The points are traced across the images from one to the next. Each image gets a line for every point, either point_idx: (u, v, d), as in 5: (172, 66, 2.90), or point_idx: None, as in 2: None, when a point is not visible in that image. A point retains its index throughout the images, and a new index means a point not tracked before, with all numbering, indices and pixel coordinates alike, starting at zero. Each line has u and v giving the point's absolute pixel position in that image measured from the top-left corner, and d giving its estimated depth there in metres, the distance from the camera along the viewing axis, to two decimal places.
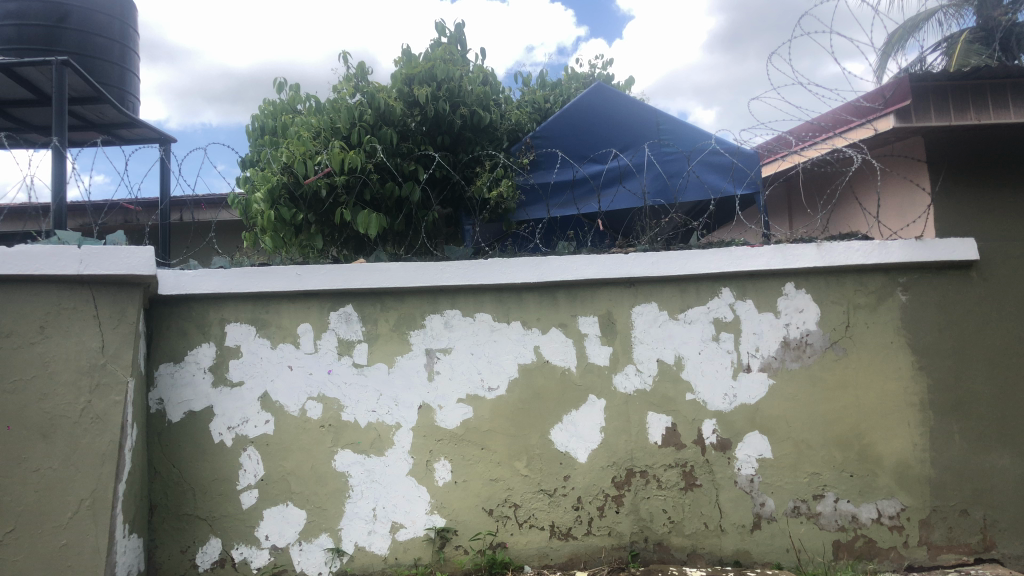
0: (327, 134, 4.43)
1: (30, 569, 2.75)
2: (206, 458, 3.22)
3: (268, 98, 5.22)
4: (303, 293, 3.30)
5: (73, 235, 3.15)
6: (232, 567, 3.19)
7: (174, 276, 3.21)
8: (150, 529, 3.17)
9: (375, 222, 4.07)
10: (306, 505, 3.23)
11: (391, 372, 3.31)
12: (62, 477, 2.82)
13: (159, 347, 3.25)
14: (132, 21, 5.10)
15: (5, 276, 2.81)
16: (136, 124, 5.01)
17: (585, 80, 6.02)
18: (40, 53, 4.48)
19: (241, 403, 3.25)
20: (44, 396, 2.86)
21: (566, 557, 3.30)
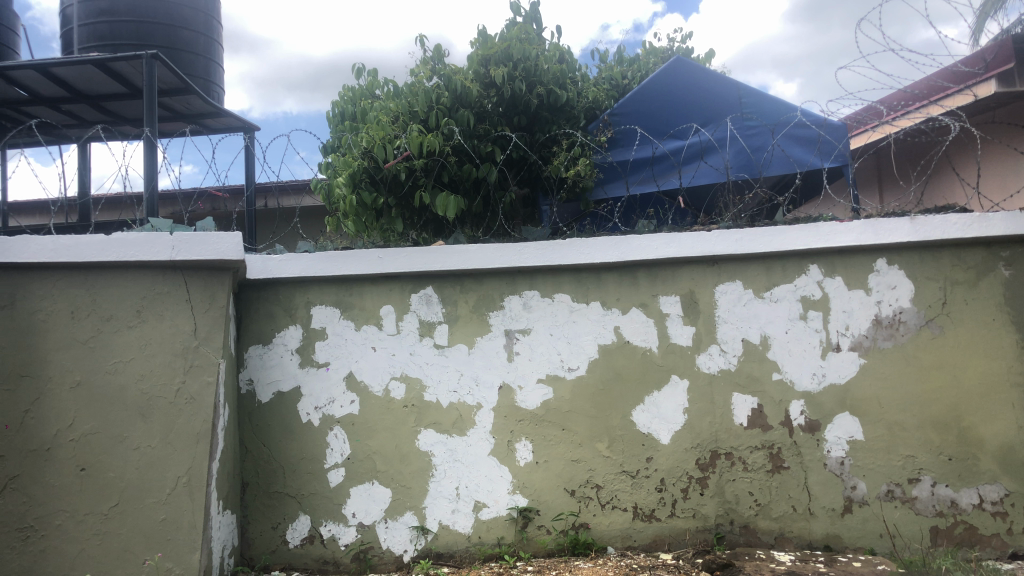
0: (406, 117, 4.46)
1: (134, 542, 2.90)
2: (295, 437, 3.31)
3: (348, 84, 5.32)
4: (385, 276, 3.35)
5: (165, 222, 3.28)
6: (321, 544, 3.27)
7: (262, 261, 3.32)
8: (243, 506, 3.29)
9: (453, 204, 4.08)
10: (392, 483, 3.29)
11: (472, 353, 3.34)
12: (161, 455, 2.96)
13: (248, 330, 3.35)
14: (215, 14, 5.22)
15: (105, 261, 2.99)
16: (221, 113, 5.17)
17: (664, 55, 5.90)
18: (130, 48, 4.68)
19: (327, 384, 3.33)
20: (142, 378, 3.00)
21: (650, 539, 3.27)
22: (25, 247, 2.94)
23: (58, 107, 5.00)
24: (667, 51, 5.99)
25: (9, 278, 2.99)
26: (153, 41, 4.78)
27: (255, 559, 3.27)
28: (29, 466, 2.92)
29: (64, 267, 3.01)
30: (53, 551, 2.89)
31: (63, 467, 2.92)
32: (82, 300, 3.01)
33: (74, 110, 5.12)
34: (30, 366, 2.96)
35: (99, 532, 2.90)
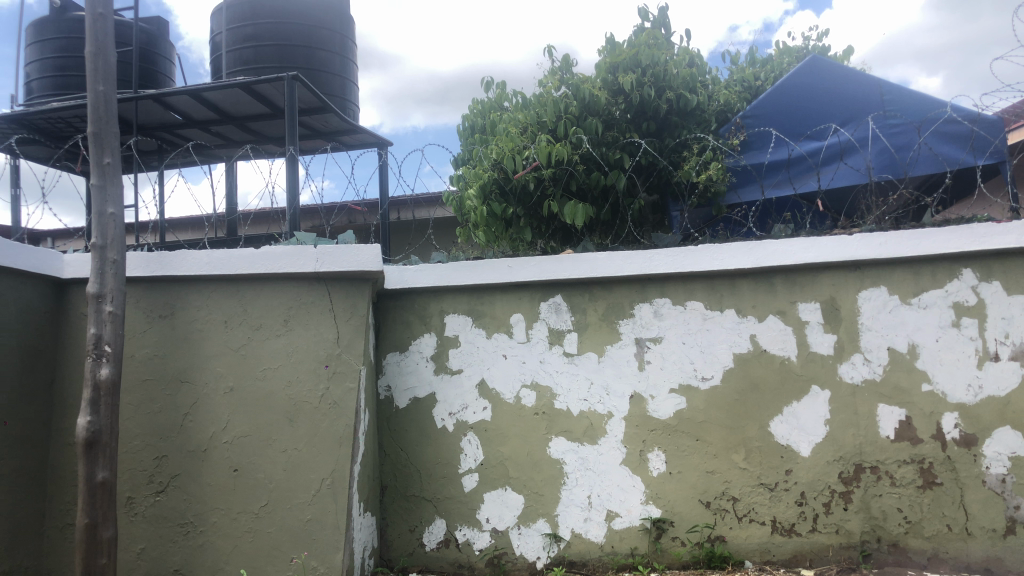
0: (535, 128, 4.59)
1: (282, 540, 3.05)
2: (431, 442, 3.41)
3: (477, 98, 5.44)
4: (516, 284, 3.41)
5: (309, 236, 3.47)
6: (456, 547, 3.33)
7: (399, 271, 3.50)
8: (382, 508, 3.43)
9: (582, 212, 4.04)
10: (524, 490, 3.32)
11: (602, 362, 3.33)
12: (306, 458, 3.10)
13: (385, 337, 3.52)
14: (351, 35, 5.44)
15: (256, 274, 3.19)
16: (357, 130, 5.38)
17: (799, 53, 5.71)
18: (273, 71, 4.97)
19: (460, 390, 3.42)
20: (289, 384, 3.16)
21: (790, 554, 3.16)
22: (182, 262, 3.20)
23: (209, 129, 5.35)
24: (801, 50, 5.79)
25: (171, 291, 3.25)
26: (294, 63, 5.05)
27: (394, 560, 3.38)
28: (188, 466, 3.15)
29: (219, 280, 3.22)
30: (209, 546, 3.08)
31: (218, 467, 3.12)
32: (234, 310, 3.21)
33: (222, 131, 5.47)
34: (189, 372, 3.19)
35: (250, 530, 3.07)
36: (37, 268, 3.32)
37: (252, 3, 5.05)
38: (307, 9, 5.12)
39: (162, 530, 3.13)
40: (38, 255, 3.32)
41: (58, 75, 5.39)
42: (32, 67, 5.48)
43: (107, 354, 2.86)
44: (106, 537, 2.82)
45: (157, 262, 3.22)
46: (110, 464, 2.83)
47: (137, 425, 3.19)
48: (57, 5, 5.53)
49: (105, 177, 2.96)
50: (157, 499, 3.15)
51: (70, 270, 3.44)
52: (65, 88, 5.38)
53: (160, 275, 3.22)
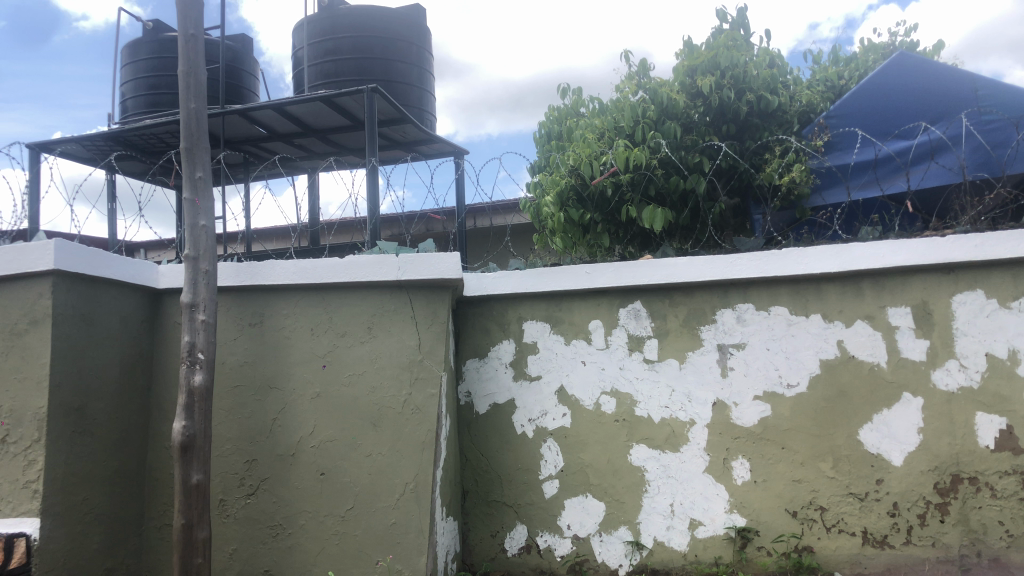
0: (612, 133, 4.57)
1: (368, 543, 3.10)
2: (512, 448, 3.45)
3: (554, 105, 5.46)
4: (595, 290, 3.41)
5: (391, 245, 3.55)
6: (538, 553, 3.34)
7: (477, 278, 3.55)
8: (464, 513, 3.47)
9: (661, 216, 4.00)
10: (605, 497, 3.30)
11: (683, 368, 3.30)
12: (390, 462, 3.15)
13: (465, 344, 3.58)
14: (428, 46, 5.53)
15: (340, 282, 3.27)
16: (434, 139, 5.46)
17: (885, 50, 5.54)
18: (353, 84, 5.09)
19: (539, 397, 3.44)
20: (373, 389, 3.22)
21: (883, 566, 3.04)
22: (270, 272, 3.31)
23: (293, 142, 5.52)
24: (887, 47, 5.62)
25: (260, 300, 3.37)
26: (373, 75, 5.16)
27: (476, 564, 3.41)
28: (277, 469, 3.24)
29: (305, 288, 3.32)
30: (298, 548, 3.17)
31: (306, 471, 3.21)
32: (320, 318, 3.30)
33: (305, 144, 5.62)
34: (277, 378, 3.30)
35: (337, 533, 3.14)
36: (135, 279, 3.47)
37: (334, 17, 5.19)
38: (385, 21, 5.23)
39: (253, 531, 3.23)
40: (135, 266, 3.48)
41: (151, 93, 5.63)
42: (127, 86, 5.75)
43: (201, 361, 2.97)
44: (201, 537, 2.93)
45: (246, 271, 3.34)
46: (204, 467, 2.94)
47: (229, 429, 3.31)
48: (150, 26, 5.79)
49: (197, 191, 3.06)
50: (247, 501, 3.26)
51: (164, 280, 3.60)
52: (157, 106, 5.62)
53: (249, 285, 3.34)
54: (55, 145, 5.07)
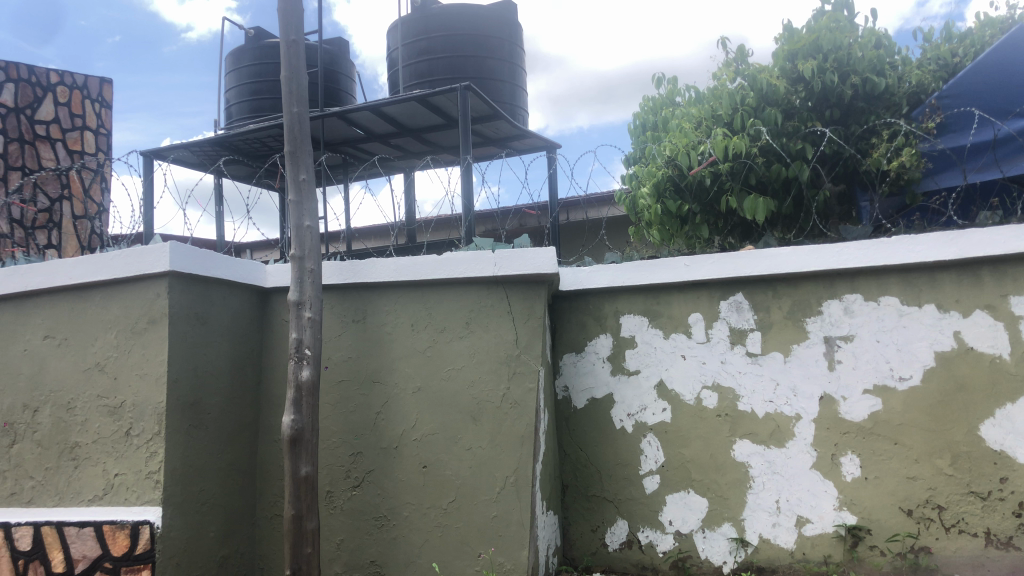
0: (710, 122, 4.49)
1: (470, 535, 3.14)
2: (611, 443, 3.45)
3: (648, 95, 5.42)
4: (694, 283, 3.36)
5: (487, 241, 3.58)
6: (640, 549, 3.32)
7: (573, 272, 3.59)
8: (564, 507, 3.51)
9: (762, 206, 3.89)
10: (708, 493, 3.25)
11: (788, 362, 3.21)
12: (491, 456, 3.18)
13: (563, 339, 3.61)
14: (520, 42, 5.53)
15: (438, 279, 3.33)
16: (527, 134, 5.47)
17: (1004, 23, 5.21)
18: (446, 82, 5.16)
19: (638, 391, 3.43)
20: (472, 384, 3.26)
21: (1009, 570, 2.86)
22: (373, 269, 3.41)
23: (389, 142, 5.63)
24: (1006, 20, 5.28)
25: (362, 297, 3.47)
26: (466, 73, 5.20)
27: (577, 559, 3.43)
28: (381, 462, 3.33)
29: (405, 285, 3.40)
30: (402, 540, 3.24)
31: (408, 464, 3.28)
32: (420, 314, 3.37)
33: (401, 143, 5.73)
34: (380, 374, 3.38)
35: (440, 525, 3.19)
36: (245, 279, 3.62)
37: (426, 17, 5.28)
38: (476, 20, 5.27)
39: (359, 523, 3.33)
40: (245, 266, 3.63)
41: (253, 99, 5.84)
42: (231, 93, 5.99)
43: (308, 356, 3.07)
44: (310, 528, 3.02)
45: (349, 270, 3.45)
46: (312, 460, 3.04)
47: (335, 423, 3.42)
48: (252, 34, 6.03)
49: (301, 193, 3.15)
50: (353, 493, 3.35)
51: (271, 280, 3.74)
52: (260, 111, 5.82)
53: (352, 282, 3.45)
54: (168, 152, 5.34)
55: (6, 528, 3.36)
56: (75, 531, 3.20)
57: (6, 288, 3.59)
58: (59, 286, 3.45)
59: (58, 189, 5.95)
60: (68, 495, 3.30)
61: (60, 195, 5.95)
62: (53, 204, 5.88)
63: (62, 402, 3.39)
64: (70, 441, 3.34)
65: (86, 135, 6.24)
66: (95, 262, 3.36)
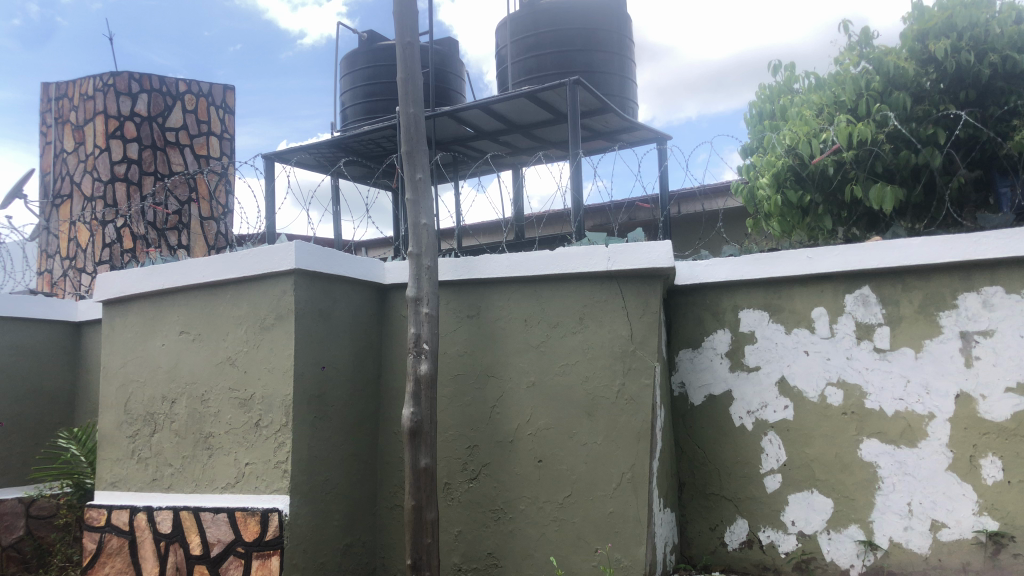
0: (833, 108, 4.35)
1: (586, 531, 3.15)
2: (730, 440, 3.39)
3: (765, 83, 5.27)
4: (817, 276, 3.25)
5: (600, 235, 3.49)
6: (761, 549, 3.26)
7: (689, 266, 3.53)
8: (681, 505, 3.47)
9: (890, 195, 3.71)
10: (833, 493, 3.14)
11: (920, 358, 3.05)
12: (607, 451, 3.16)
13: (678, 334, 3.56)
14: (630, 34, 5.46)
15: (551, 274, 3.34)
16: (637, 127, 5.40)
17: None
18: (555, 77, 5.17)
19: (758, 388, 3.35)
20: (587, 378, 3.25)
21: None
22: (487, 266, 3.45)
23: (499, 140, 5.69)
24: None
25: (477, 293, 3.51)
26: (575, 68, 5.19)
27: (696, 557, 3.39)
28: (497, 455, 3.37)
29: (519, 281, 3.42)
30: (519, 533, 3.28)
31: (524, 458, 3.31)
32: (533, 309, 3.38)
33: (511, 140, 5.77)
34: (495, 368, 3.42)
35: (556, 519, 3.21)
36: (365, 276, 3.73)
37: (535, 13, 5.31)
38: (586, 14, 5.25)
39: (476, 515, 3.38)
40: (365, 264, 3.74)
41: (368, 101, 6.00)
42: (347, 96, 6.17)
43: (426, 351, 3.13)
44: (430, 519, 3.09)
45: (463, 266, 3.51)
46: (431, 451, 3.10)
47: (452, 416, 3.48)
48: (365, 38, 6.20)
49: (418, 192, 3.22)
50: (470, 485, 3.41)
51: (389, 277, 3.84)
52: (374, 113, 5.98)
53: (467, 279, 3.50)
54: (289, 155, 5.56)
55: (149, 512, 3.60)
56: (210, 516, 3.39)
57: (147, 286, 3.83)
58: (193, 284, 3.65)
59: (187, 192, 6.28)
60: (204, 482, 3.48)
61: (188, 198, 6.29)
62: (182, 206, 6.23)
63: (197, 394, 3.59)
64: (205, 431, 3.53)
65: (211, 141, 6.50)
66: (226, 261, 3.54)
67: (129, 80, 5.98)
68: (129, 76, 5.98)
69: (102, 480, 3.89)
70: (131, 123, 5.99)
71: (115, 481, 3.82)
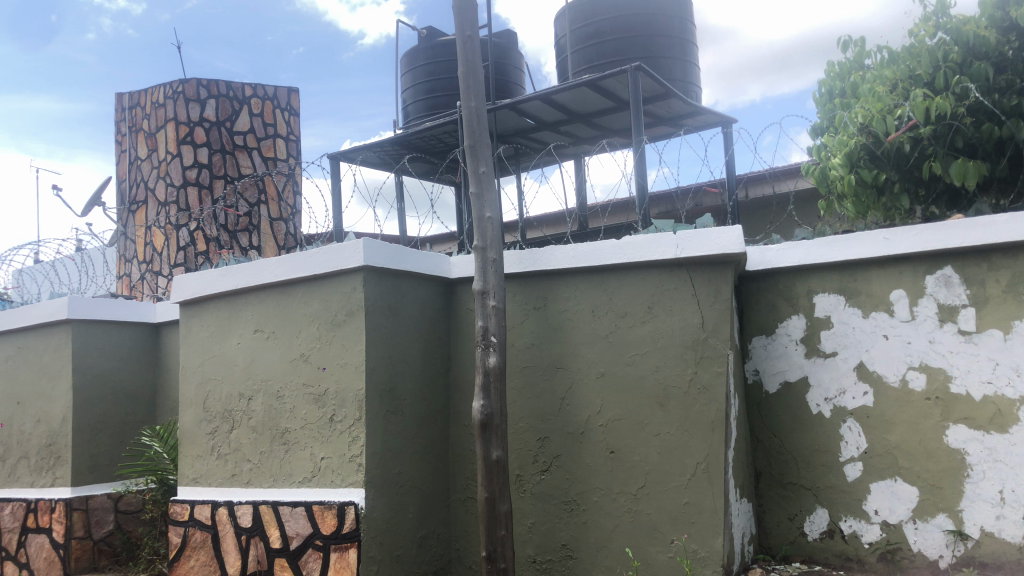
0: (908, 83, 4.20)
1: (662, 522, 3.11)
2: (808, 428, 3.30)
3: (833, 60, 5.11)
4: (895, 257, 3.14)
5: (667, 222, 3.43)
6: (843, 539, 3.17)
7: (761, 251, 3.45)
8: (758, 495, 3.41)
9: (973, 170, 3.59)
10: (919, 481, 3.04)
11: (1009, 340, 2.93)
12: (680, 441, 3.12)
13: (751, 321, 3.49)
14: (691, 16, 5.36)
15: (618, 264, 3.30)
16: (702, 111, 5.31)
17: None
18: (616, 65, 5.12)
19: (836, 374, 3.26)
20: (658, 368, 3.20)
21: None
22: (554, 257, 3.43)
23: (561, 130, 5.66)
24: None
25: (544, 284, 3.50)
26: (636, 54, 5.13)
27: (775, 548, 3.33)
28: (569, 447, 3.35)
29: (586, 272, 3.39)
30: (593, 524, 3.26)
31: (596, 449, 3.29)
32: (601, 300, 3.35)
33: (573, 130, 5.73)
34: (564, 359, 3.41)
35: (630, 510, 3.18)
36: (432, 270, 3.75)
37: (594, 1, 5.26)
38: None
39: (549, 506, 3.38)
40: (431, 258, 3.76)
41: (429, 97, 6.04)
42: (408, 92, 6.21)
43: (494, 343, 3.14)
44: (503, 511, 3.09)
45: (529, 258, 3.50)
46: (502, 444, 3.10)
47: (522, 409, 3.48)
48: (424, 34, 6.22)
49: (482, 185, 3.23)
50: (542, 477, 3.40)
51: (456, 271, 3.84)
52: (436, 108, 6.01)
53: (533, 271, 3.49)
54: (354, 154, 5.63)
55: (229, 507, 3.69)
56: (289, 510, 3.47)
57: (222, 287, 3.92)
58: (266, 283, 3.73)
59: (256, 194, 6.41)
60: (281, 477, 3.56)
61: (258, 200, 6.41)
62: (252, 208, 6.36)
63: (273, 391, 3.66)
64: (281, 427, 3.60)
65: (278, 143, 6.60)
66: (297, 260, 3.60)
67: (197, 87, 6.14)
68: (197, 83, 6.15)
69: (184, 476, 4.00)
70: (200, 129, 6.14)
71: (197, 476, 3.93)
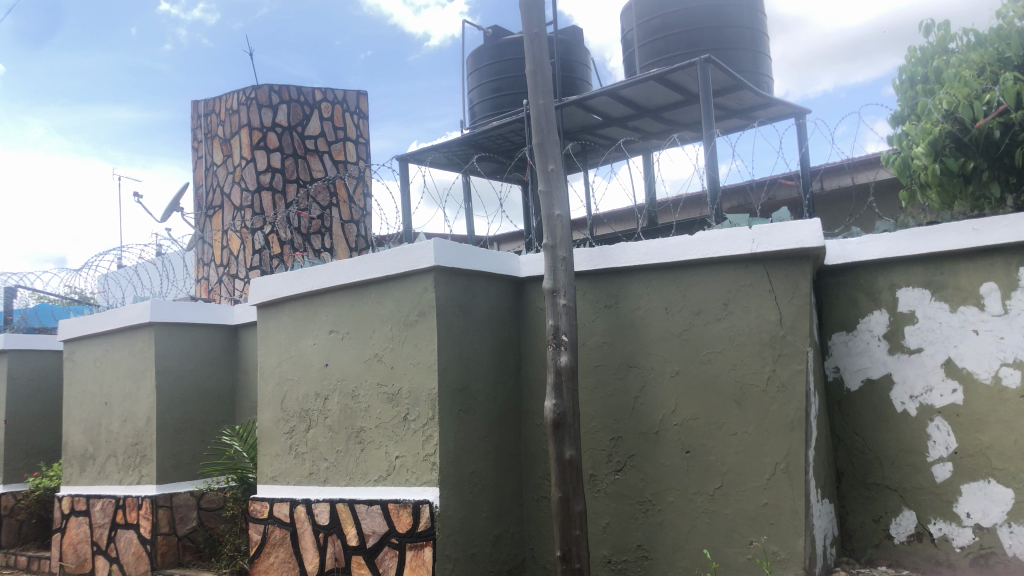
0: (996, 66, 4.02)
1: (740, 523, 3.05)
2: (893, 427, 3.19)
3: (916, 45, 4.90)
4: (985, 249, 3.00)
5: (742, 217, 3.35)
6: (932, 543, 3.05)
7: (840, 245, 3.34)
8: (841, 496, 3.31)
9: None
10: (1014, 483, 2.91)
11: None
12: (758, 441, 3.05)
13: (830, 317, 3.38)
14: (762, 6, 5.24)
15: (691, 260, 3.24)
16: (774, 101, 5.18)
17: None
18: (684, 57, 5.03)
19: (922, 371, 3.13)
20: (734, 366, 3.14)
21: None
22: (625, 254, 3.39)
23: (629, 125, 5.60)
24: None
25: (615, 282, 3.46)
26: (705, 46, 5.05)
27: (859, 550, 3.23)
28: (643, 447, 3.31)
29: (658, 268, 3.34)
30: (669, 524, 3.21)
31: (671, 449, 3.24)
32: (674, 297, 3.30)
33: (641, 124, 5.66)
34: (637, 358, 3.36)
35: (708, 511, 3.13)
36: (502, 270, 3.75)
37: None
38: None
39: (624, 506, 3.34)
40: (501, 258, 3.75)
41: (496, 96, 6.04)
42: (475, 92, 6.23)
43: (565, 342, 3.11)
44: (578, 511, 3.07)
45: (600, 256, 3.46)
46: (576, 443, 3.08)
47: (595, 408, 3.45)
48: (489, 33, 6.21)
49: (551, 183, 3.21)
50: (616, 477, 3.37)
51: (526, 270, 3.83)
52: (502, 107, 6.01)
53: (604, 269, 3.46)
54: (422, 156, 5.68)
55: (308, 504, 3.77)
56: (365, 508, 3.52)
57: (297, 288, 4.00)
58: (339, 284, 3.79)
59: (328, 198, 6.54)
60: (357, 475, 3.61)
61: (330, 203, 6.53)
62: (324, 211, 6.48)
63: (348, 391, 3.72)
64: (357, 426, 3.65)
65: (348, 146, 6.71)
66: (369, 261, 3.65)
67: (269, 93, 6.29)
68: (269, 89, 6.30)
69: (263, 474, 4.09)
70: (273, 134, 6.29)
71: (276, 475, 4.01)
